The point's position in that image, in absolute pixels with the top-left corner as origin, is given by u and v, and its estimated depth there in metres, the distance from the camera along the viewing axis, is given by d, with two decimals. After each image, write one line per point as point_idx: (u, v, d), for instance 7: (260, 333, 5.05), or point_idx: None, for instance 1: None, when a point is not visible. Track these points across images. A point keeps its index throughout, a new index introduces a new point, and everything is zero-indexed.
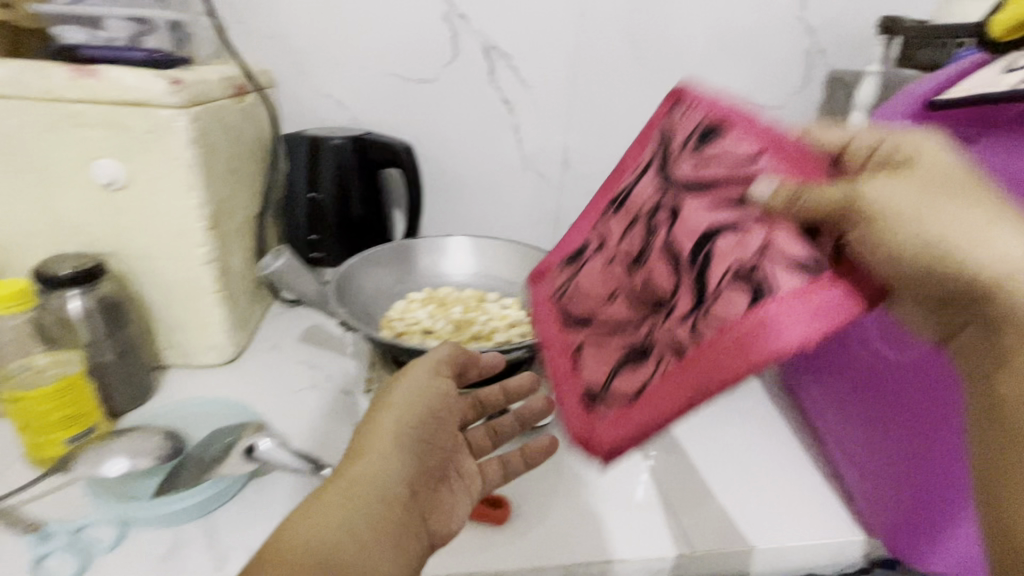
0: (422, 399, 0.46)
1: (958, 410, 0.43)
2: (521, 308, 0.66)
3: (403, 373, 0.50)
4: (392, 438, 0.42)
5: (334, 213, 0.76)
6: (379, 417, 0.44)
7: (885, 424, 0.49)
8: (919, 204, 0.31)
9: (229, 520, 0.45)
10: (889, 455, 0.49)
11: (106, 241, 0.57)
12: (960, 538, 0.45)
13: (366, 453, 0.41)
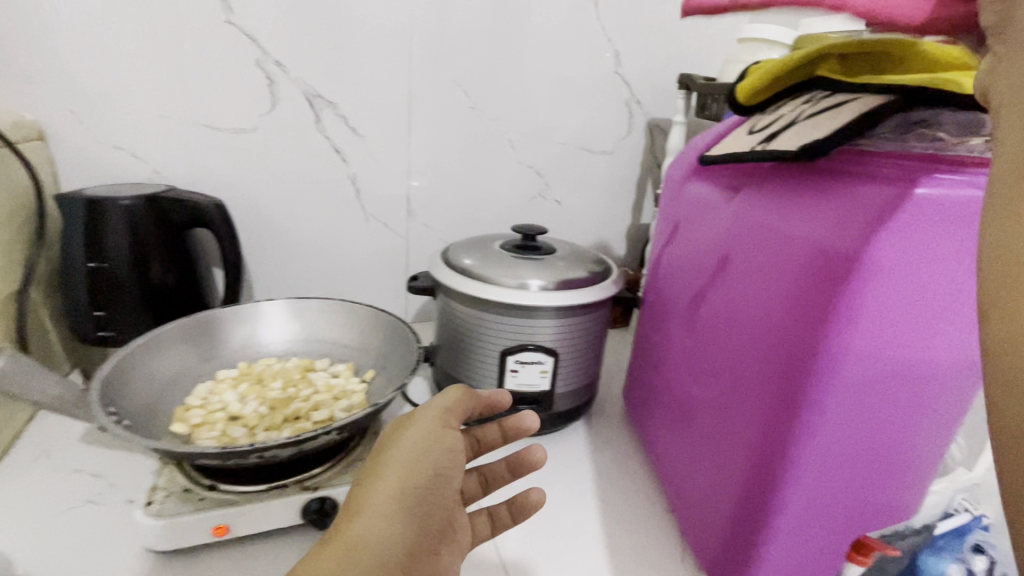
0: (424, 450, 0.42)
1: (750, 438, 0.46)
2: (351, 375, 0.61)
3: (413, 415, 0.45)
4: (394, 498, 0.38)
5: (125, 284, 0.64)
6: (382, 470, 0.40)
7: (706, 457, 0.52)
8: None
9: None
10: (712, 487, 0.51)
11: None
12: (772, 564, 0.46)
13: (365, 515, 0.37)
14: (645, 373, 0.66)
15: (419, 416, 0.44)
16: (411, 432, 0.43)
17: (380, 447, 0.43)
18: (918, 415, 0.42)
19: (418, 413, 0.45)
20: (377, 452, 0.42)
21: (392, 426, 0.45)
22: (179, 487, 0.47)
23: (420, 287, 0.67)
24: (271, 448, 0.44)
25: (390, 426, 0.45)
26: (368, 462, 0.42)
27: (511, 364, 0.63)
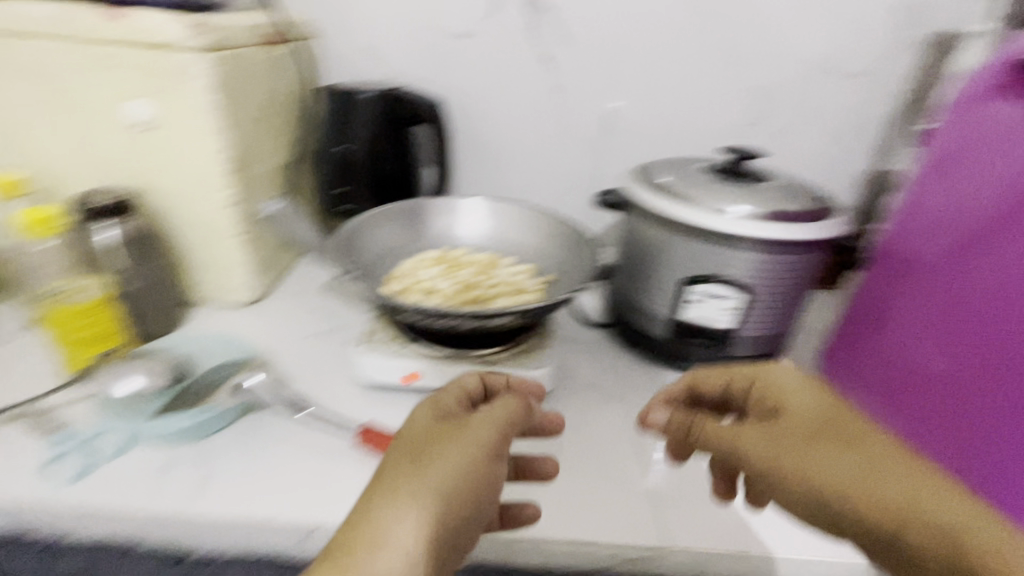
0: (468, 483, 0.35)
1: None
2: (530, 275, 0.64)
3: (459, 429, 0.37)
4: (422, 536, 0.32)
5: (361, 167, 0.76)
6: (411, 500, 0.33)
7: None
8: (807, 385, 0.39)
9: (222, 445, 0.47)
10: None
11: (134, 178, 0.58)
12: None
13: (384, 550, 0.31)
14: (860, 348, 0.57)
15: (462, 438, 0.36)
16: (452, 452, 0.36)
17: (414, 450, 0.36)
18: None
19: (464, 431, 0.37)
20: (408, 461, 0.35)
21: (422, 428, 0.38)
22: (386, 337, 0.56)
23: (609, 201, 0.66)
24: (460, 318, 0.49)
25: (426, 427, 0.38)
26: (393, 468, 0.35)
27: (692, 295, 0.59)
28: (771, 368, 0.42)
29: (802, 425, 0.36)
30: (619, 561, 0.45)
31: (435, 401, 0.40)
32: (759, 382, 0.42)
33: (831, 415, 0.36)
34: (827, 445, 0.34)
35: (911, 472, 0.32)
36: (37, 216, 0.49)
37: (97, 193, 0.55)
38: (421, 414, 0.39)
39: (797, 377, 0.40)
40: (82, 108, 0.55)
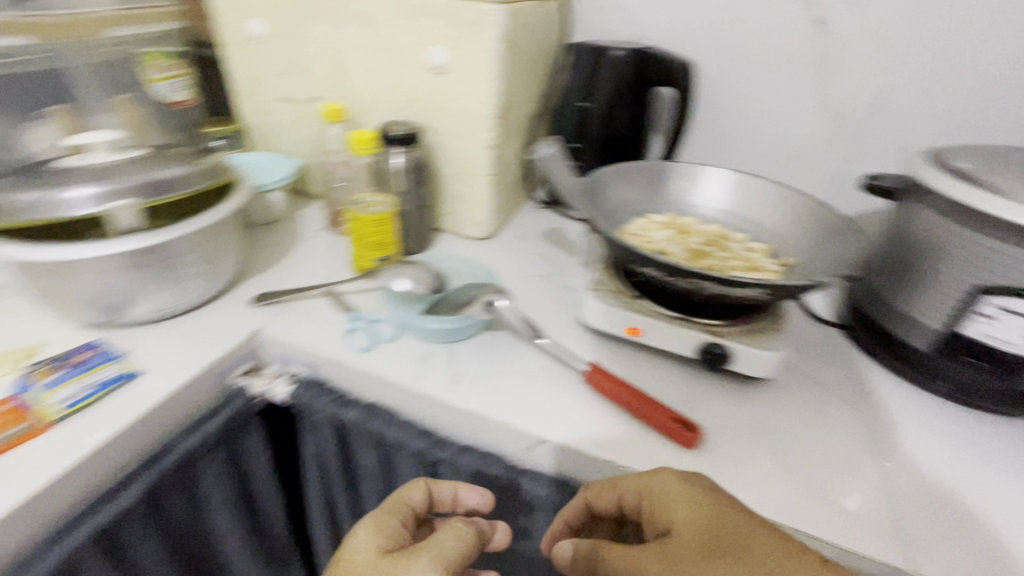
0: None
1: None
2: (767, 255, 0.60)
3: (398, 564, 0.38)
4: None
5: (599, 126, 0.78)
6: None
7: None
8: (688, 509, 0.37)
9: (468, 351, 0.55)
10: None
11: (419, 116, 0.67)
12: None
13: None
14: None
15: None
16: None
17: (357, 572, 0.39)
18: None
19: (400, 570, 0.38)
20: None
21: (361, 563, 0.39)
22: (612, 289, 0.58)
23: (883, 186, 0.57)
24: (703, 281, 0.48)
25: (365, 561, 0.39)
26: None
27: (983, 308, 0.49)
28: (659, 480, 0.39)
29: (708, 558, 0.34)
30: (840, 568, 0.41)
31: (380, 528, 0.42)
32: (649, 491, 0.39)
33: (715, 528, 0.35)
34: (726, 570, 0.33)
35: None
36: (361, 136, 0.61)
37: (394, 124, 0.65)
38: (364, 542, 0.41)
39: (686, 489, 0.38)
40: (392, 52, 0.64)
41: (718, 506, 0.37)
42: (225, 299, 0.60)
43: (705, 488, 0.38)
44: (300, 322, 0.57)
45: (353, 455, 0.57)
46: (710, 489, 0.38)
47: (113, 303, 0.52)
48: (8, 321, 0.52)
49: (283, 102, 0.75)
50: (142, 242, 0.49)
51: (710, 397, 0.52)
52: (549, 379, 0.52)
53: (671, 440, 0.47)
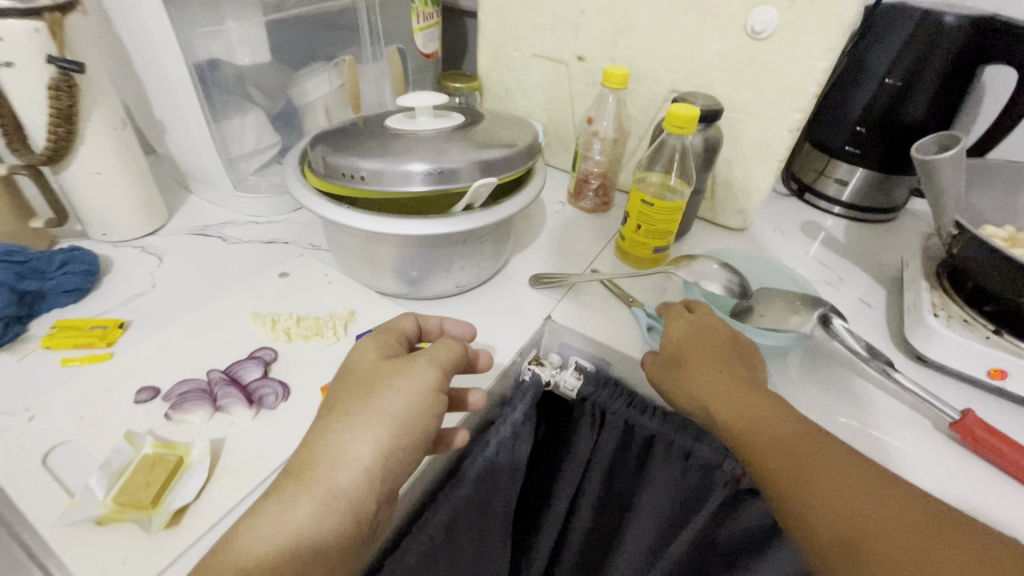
0: (421, 414, 0.34)
1: None
2: None
3: (405, 363, 0.36)
4: (383, 448, 0.33)
5: (897, 109, 0.66)
6: (365, 421, 0.33)
7: None
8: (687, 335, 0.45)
9: (785, 370, 0.49)
10: None
11: (712, 87, 0.59)
12: None
13: (345, 463, 0.32)
14: None
15: (409, 371, 0.35)
16: (397, 387, 0.35)
17: (354, 370, 0.37)
18: None
19: (407, 363, 0.36)
20: (357, 389, 0.35)
21: (366, 361, 0.37)
22: (961, 317, 0.49)
23: None
24: None
25: (371, 365, 0.37)
26: (340, 387, 0.36)
27: None
28: (671, 308, 0.48)
29: (696, 374, 0.42)
30: None
31: (377, 339, 0.39)
32: (672, 313, 0.47)
33: (707, 352, 0.43)
34: (706, 373, 0.42)
35: (772, 423, 0.38)
36: (685, 113, 0.50)
37: (694, 96, 0.57)
38: (366, 350, 0.39)
39: (679, 308, 0.47)
40: (702, 11, 0.56)
41: (716, 332, 0.44)
42: (499, 277, 0.57)
43: (713, 326, 0.45)
44: (586, 312, 0.53)
45: (634, 459, 0.54)
46: (716, 327, 0.45)
47: (415, 276, 0.50)
48: (314, 282, 0.52)
49: (536, 59, 0.69)
50: (486, 219, 0.44)
51: None
52: (894, 417, 0.45)
53: None
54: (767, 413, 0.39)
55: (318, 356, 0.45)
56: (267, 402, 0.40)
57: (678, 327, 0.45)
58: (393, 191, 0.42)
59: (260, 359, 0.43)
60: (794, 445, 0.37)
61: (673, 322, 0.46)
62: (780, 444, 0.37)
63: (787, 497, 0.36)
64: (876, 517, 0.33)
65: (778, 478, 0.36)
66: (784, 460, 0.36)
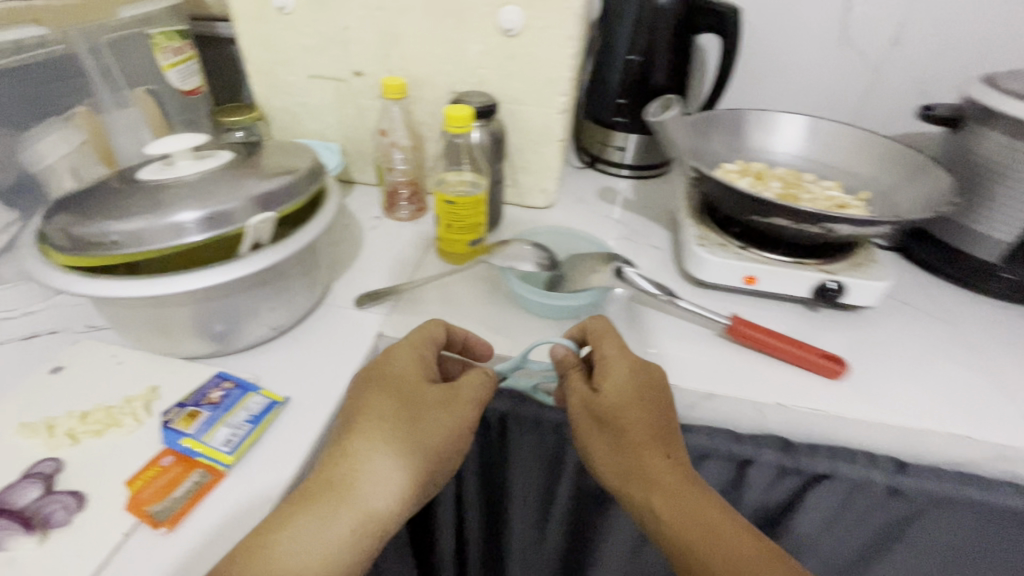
0: (448, 450, 0.43)
1: None
2: (844, 191, 0.62)
3: (446, 398, 0.44)
4: (418, 475, 0.40)
5: (645, 80, 0.77)
6: (411, 447, 0.40)
7: None
8: (625, 389, 0.44)
9: (598, 322, 0.55)
10: None
11: (486, 85, 0.64)
12: None
13: (387, 482, 0.39)
14: None
15: (454, 411, 0.44)
16: (437, 422, 0.43)
17: (396, 394, 0.43)
18: None
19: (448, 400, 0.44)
20: (407, 408, 0.42)
21: (412, 382, 0.44)
22: (718, 242, 0.60)
23: (939, 117, 0.62)
24: (839, 223, 0.50)
25: (416, 392, 0.43)
26: (388, 403, 0.42)
27: None
28: (609, 347, 0.47)
29: (639, 449, 0.43)
30: (987, 455, 0.46)
31: (418, 361, 0.45)
32: (602, 347, 0.48)
33: (644, 419, 0.44)
34: (639, 445, 0.43)
35: (690, 499, 0.41)
36: (457, 113, 0.53)
37: (470, 96, 0.60)
38: (408, 371, 0.44)
39: (620, 351, 0.47)
40: (456, 16, 0.59)
41: (651, 393, 0.45)
42: (323, 307, 0.55)
43: (648, 378, 0.45)
44: (418, 321, 0.54)
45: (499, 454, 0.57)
46: (655, 384, 0.45)
47: (222, 331, 0.46)
48: (100, 368, 0.45)
49: (313, 80, 0.67)
50: (282, 250, 0.43)
51: (832, 330, 0.56)
52: (688, 337, 0.53)
53: (817, 373, 0.50)
54: (703, 510, 0.40)
55: (118, 450, 0.39)
56: (57, 519, 0.35)
57: (621, 377, 0.45)
58: (178, 246, 0.39)
59: (39, 475, 0.37)
60: (730, 543, 0.39)
61: (610, 374, 0.46)
62: (694, 517, 0.40)
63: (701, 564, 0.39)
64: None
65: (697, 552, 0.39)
66: (700, 534, 0.39)
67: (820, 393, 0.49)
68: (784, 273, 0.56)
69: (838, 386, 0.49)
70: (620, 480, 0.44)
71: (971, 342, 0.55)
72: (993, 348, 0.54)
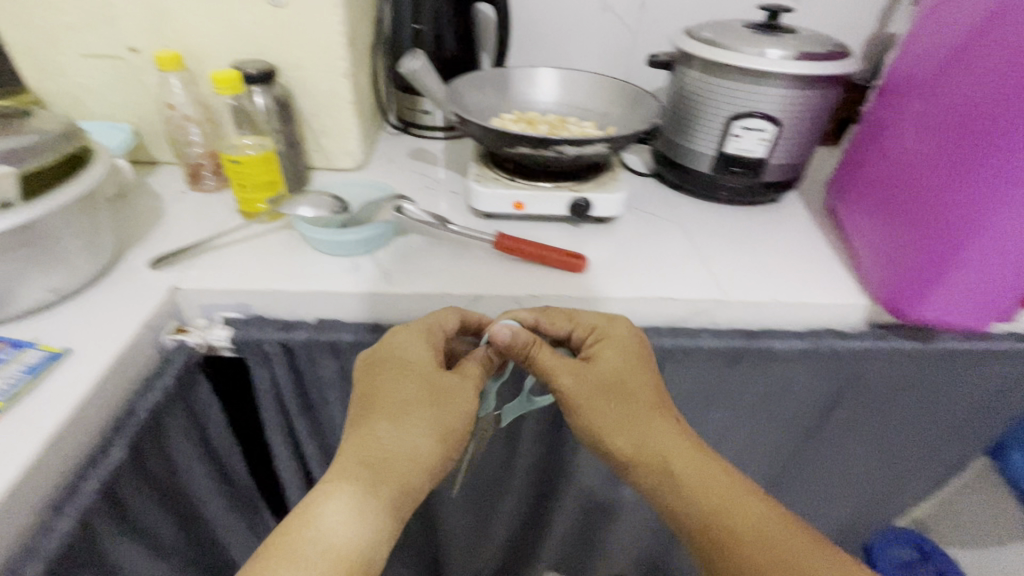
0: (461, 427, 0.51)
1: (950, 207, 0.53)
2: (597, 127, 0.74)
3: (458, 383, 0.52)
4: (439, 450, 0.49)
5: (434, 47, 0.85)
6: (432, 429, 0.49)
7: (896, 213, 0.60)
8: (619, 360, 0.54)
9: (388, 254, 0.62)
10: (894, 236, 0.60)
11: (266, 54, 0.68)
12: (939, 299, 0.56)
13: (414, 461, 0.48)
14: (867, 181, 0.67)
15: (461, 390, 0.52)
16: (452, 402, 0.51)
17: (417, 380, 0.51)
18: None
19: (464, 382, 0.53)
20: (422, 392, 0.51)
21: (425, 370, 0.51)
22: (491, 177, 0.70)
23: (661, 62, 0.78)
24: (562, 143, 0.62)
25: (433, 373, 0.52)
26: (413, 389, 0.51)
27: (734, 131, 0.71)
28: (609, 327, 0.56)
29: (650, 419, 0.53)
30: (689, 309, 0.61)
31: (432, 342, 0.53)
32: (594, 329, 0.56)
33: (644, 391, 0.54)
34: (647, 417, 0.53)
35: (695, 459, 0.51)
36: (222, 76, 0.58)
37: (247, 64, 0.64)
38: (422, 351, 0.52)
39: (620, 330, 0.56)
40: None
41: (645, 370, 0.55)
42: (117, 273, 0.57)
43: (637, 346, 0.55)
44: (214, 273, 0.58)
45: (314, 383, 0.63)
46: (648, 359, 0.55)
47: None
48: None
49: (88, 59, 0.67)
50: (36, 211, 0.45)
51: (586, 239, 0.68)
52: (465, 255, 0.63)
53: (563, 269, 0.62)
54: (710, 470, 0.51)
55: None
56: None
57: (621, 351, 0.54)
58: None
59: None
60: (732, 495, 0.49)
61: (604, 349, 0.54)
62: (705, 479, 0.50)
63: (712, 516, 0.49)
64: (766, 522, 0.48)
65: (711, 506, 0.49)
66: (713, 495, 0.49)
67: (565, 283, 0.60)
68: (541, 195, 0.67)
69: (580, 278, 0.61)
70: (633, 449, 0.52)
71: (691, 236, 0.70)
72: (703, 237, 0.70)
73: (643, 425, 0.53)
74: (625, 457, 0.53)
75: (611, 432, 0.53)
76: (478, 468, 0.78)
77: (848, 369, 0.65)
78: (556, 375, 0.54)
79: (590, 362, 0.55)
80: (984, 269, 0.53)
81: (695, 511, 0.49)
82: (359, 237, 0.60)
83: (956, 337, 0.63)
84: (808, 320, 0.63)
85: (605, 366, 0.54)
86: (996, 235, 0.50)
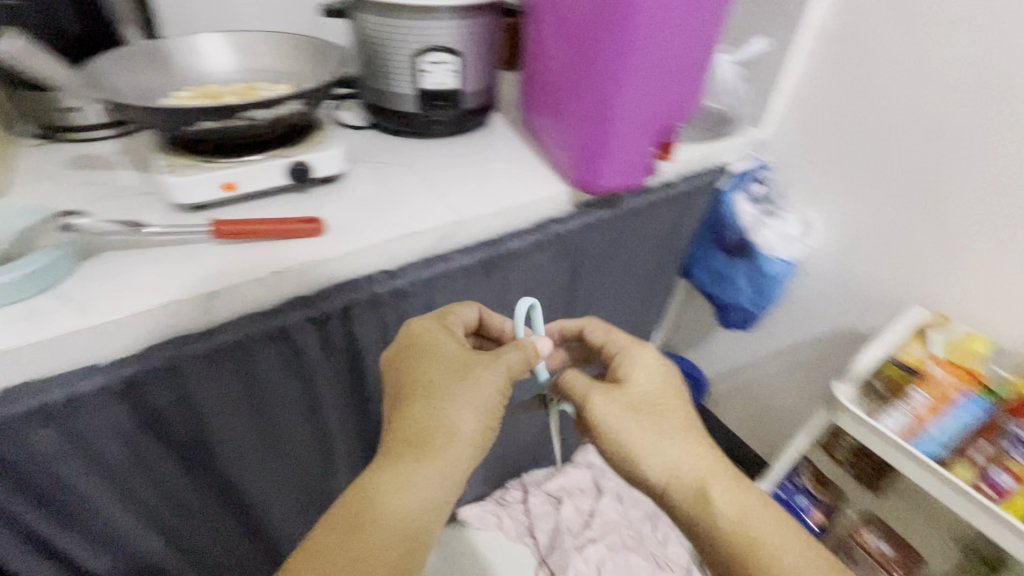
0: (497, 402, 0.51)
1: (591, 105, 0.68)
2: (291, 85, 0.69)
3: (490, 359, 0.52)
4: (478, 424, 0.50)
5: (47, 24, 0.68)
6: (466, 406, 0.49)
7: (562, 114, 0.74)
8: (648, 378, 0.57)
9: (75, 284, 0.51)
10: (566, 133, 0.74)
11: None
12: (608, 175, 0.72)
13: (453, 438, 0.49)
14: (538, 91, 0.79)
15: (491, 369, 0.51)
16: (484, 379, 0.51)
17: (454, 363, 0.52)
18: (674, 81, 0.68)
19: (488, 358, 0.52)
20: (450, 372, 0.51)
21: (451, 355, 0.52)
22: (184, 163, 0.61)
23: (334, 9, 0.77)
24: (249, 107, 0.58)
25: (457, 355, 0.53)
26: (436, 369, 0.51)
27: (422, 66, 0.76)
28: (636, 347, 0.60)
29: (682, 438, 0.55)
30: (435, 238, 0.66)
31: (451, 333, 0.55)
32: (613, 345, 0.62)
33: (672, 411, 0.56)
34: (679, 439, 0.55)
35: (720, 480, 0.54)
36: None
37: None
38: (447, 341, 0.54)
39: (647, 351, 0.60)
40: None
41: (671, 391, 0.57)
42: None
43: (667, 365, 0.59)
44: None
45: (33, 469, 0.50)
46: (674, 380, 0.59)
47: None
48: None
49: None
50: None
51: (318, 203, 0.66)
52: (182, 256, 0.55)
53: (301, 237, 0.59)
54: (737, 490, 0.54)
55: None
56: None
57: (649, 366, 0.58)
58: None
59: None
60: (749, 510, 0.53)
61: (634, 368, 0.58)
62: (733, 500, 0.53)
63: (736, 532, 0.52)
64: (774, 531, 0.52)
65: (735, 525, 0.52)
66: (738, 514, 0.52)
67: (308, 250, 0.59)
68: (252, 168, 0.62)
69: (322, 242, 0.60)
70: (669, 474, 0.54)
71: (422, 175, 0.74)
72: (432, 172, 0.75)
73: (675, 443, 0.54)
74: (657, 475, 0.54)
75: (644, 453, 0.53)
76: (297, 475, 0.74)
77: (574, 246, 0.80)
78: (587, 394, 0.55)
79: (625, 380, 0.57)
80: (625, 145, 0.70)
81: (722, 529, 0.52)
82: (31, 270, 0.48)
83: (633, 195, 0.82)
84: (532, 217, 0.74)
85: (640, 380, 0.57)
86: (621, 123, 0.67)
